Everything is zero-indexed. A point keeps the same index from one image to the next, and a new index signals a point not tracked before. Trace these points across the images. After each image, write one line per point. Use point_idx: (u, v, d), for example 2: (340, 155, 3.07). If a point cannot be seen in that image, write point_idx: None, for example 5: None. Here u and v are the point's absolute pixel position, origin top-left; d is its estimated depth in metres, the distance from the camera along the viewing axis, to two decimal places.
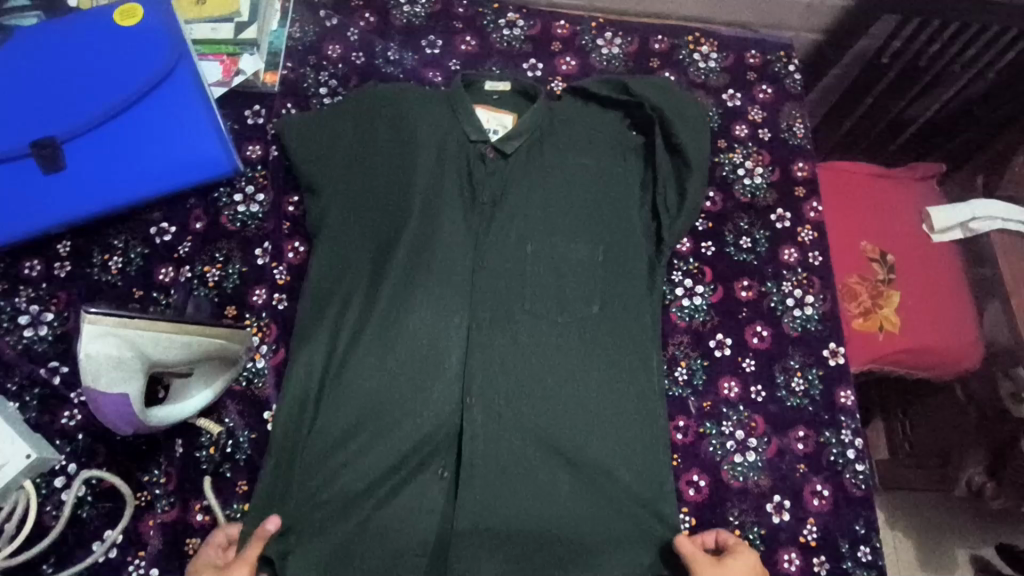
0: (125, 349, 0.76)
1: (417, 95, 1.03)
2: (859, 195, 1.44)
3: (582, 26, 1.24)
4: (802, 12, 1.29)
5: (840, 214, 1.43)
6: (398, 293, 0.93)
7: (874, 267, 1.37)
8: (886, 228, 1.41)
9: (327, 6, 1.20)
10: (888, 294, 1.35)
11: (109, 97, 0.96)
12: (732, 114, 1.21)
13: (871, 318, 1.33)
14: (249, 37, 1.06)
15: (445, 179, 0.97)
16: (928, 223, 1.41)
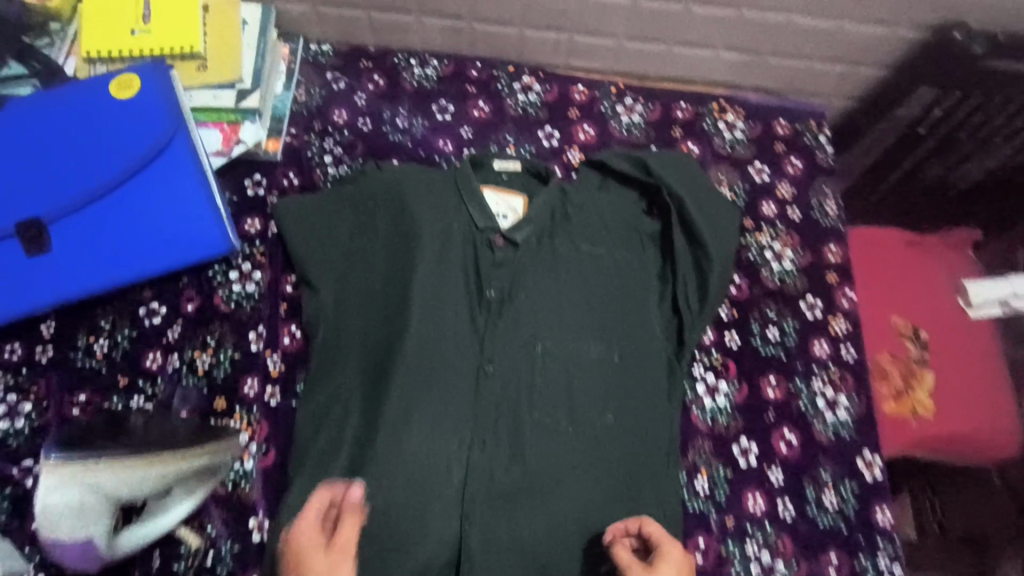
0: (86, 495, 0.75)
1: (424, 180, 1.03)
2: (894, 267, 1.35)
3: (601, 90, 1.17)
4: (835, 82, 1.18)
5: (872, 287, 1.34)
6: (407, 399, 0.91)
7: (907, 344, 1.28)
8: (919, 302, 1.32)
9: (335, 67, 1.14)
10: (921, 375, 1.26)
11: (98, 174, 0.90)
12: (760, 190, 1.14)
13: (903, 401, 1.24)
14: (252, 105, 1.01)
15: (457, 279, 0.98)
16: (964, 296, 1.30)
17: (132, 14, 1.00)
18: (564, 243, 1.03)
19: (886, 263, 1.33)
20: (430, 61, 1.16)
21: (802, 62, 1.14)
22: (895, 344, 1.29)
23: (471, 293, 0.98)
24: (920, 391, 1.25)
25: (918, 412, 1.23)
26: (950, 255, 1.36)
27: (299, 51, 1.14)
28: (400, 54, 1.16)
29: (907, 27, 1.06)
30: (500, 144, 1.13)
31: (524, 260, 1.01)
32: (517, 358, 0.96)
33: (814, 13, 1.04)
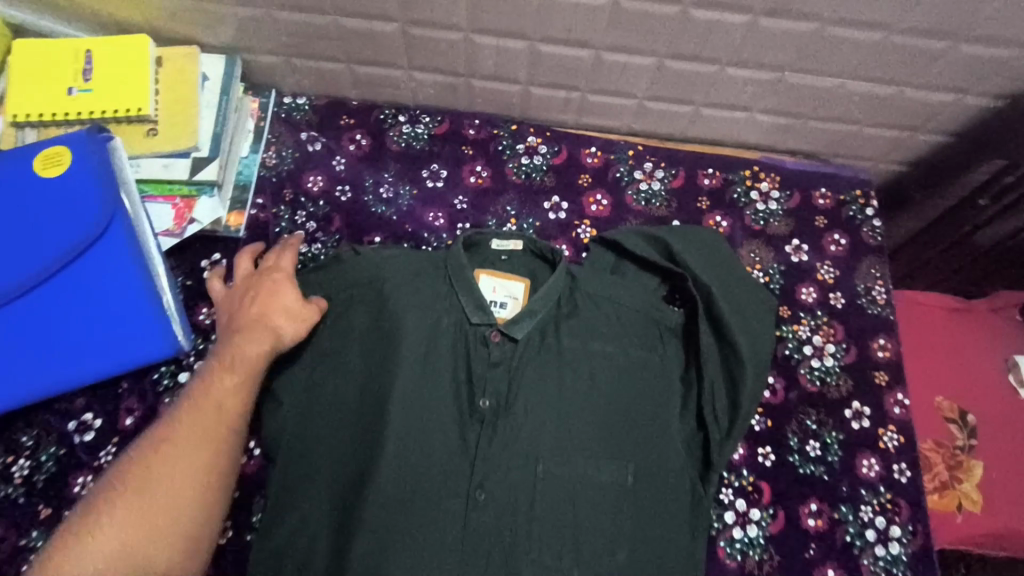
0: None
1: (409, 265, 0.89)
2: (943, 337, 1.15)
3: (617, 153, 1.03)
4: (886, 145, 1.03)
5: (917, 360, 1.14)
6: (385, 537, 0.78)
7: (951, 430, 1.08)
8: (966, 378, 1.12)
9: (312, 126, 1.00)
10: (970, 464, 1.06)
11: (19, 273, 0.76)
12: (797, 273, 1.00)
13: (947, 494, 1.05)
14: (209, 177, 0.87)
15: (444, 388, 0.84)
16: (1016, 373, 1.12)
17: (70, 71, 0.86)
18: (570, 341, 0.88)
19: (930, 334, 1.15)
20: (421, 118, 1.01)
21: (850, 125, 1.00)
22: (940, 427, 1.09)
23: (459, 404, 0.83)
24: (968, 483, 1.05)
25: (964, 508, 1.04)
26: (999, 320, 1.16)
27: (270, 105, 0.99)
28: (387, 109, 1.02)
29: (977, 94, 0.92)
30: (499, 217, 0.98)
31: (527, 366, 0.86)
32: (511, 482, 0.81)
33: (870, 78, 0.91)
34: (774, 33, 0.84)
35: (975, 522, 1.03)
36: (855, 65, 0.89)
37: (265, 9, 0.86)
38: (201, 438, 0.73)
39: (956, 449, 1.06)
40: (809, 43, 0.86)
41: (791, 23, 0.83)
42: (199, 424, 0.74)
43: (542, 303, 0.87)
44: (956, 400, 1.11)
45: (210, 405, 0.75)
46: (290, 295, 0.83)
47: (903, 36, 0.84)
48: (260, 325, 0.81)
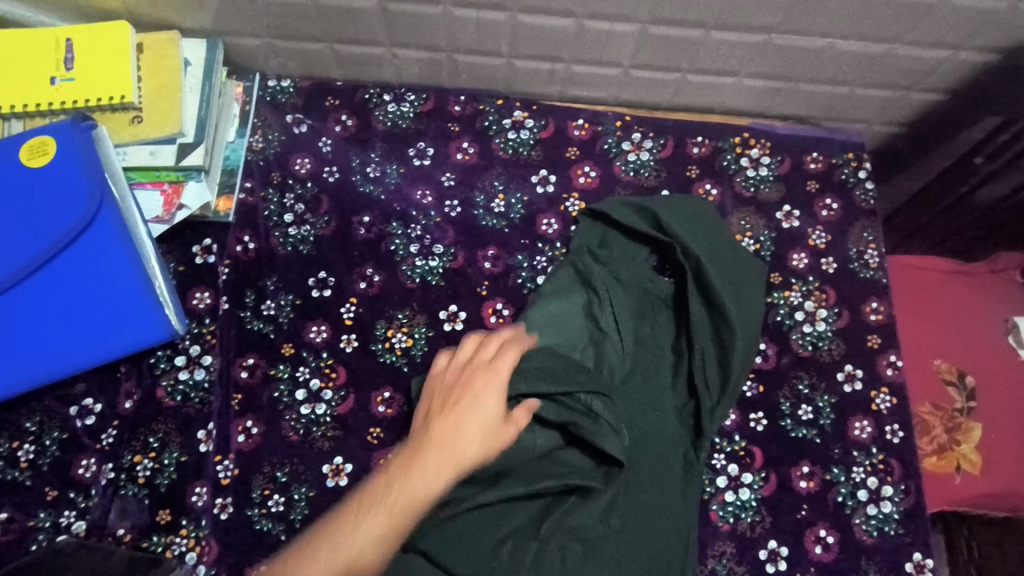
0: None
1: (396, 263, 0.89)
2: (940, 300, 1.14)
3: (605, 124, 1.02)
4: (878, 105, 1.02)
5: (915, 324, 1.13)
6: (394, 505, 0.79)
7: (949, 393, 1.08)
8: (964, 341, 1.12)
9: (297, 108, 0.99)
10: (969, 426, 1.06)
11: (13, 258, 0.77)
12: (789, 239, 0.99)
13: (946, 456, 1.05)
14: (195, 162, 0.88)
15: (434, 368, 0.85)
16: (1015, 335, 1.11)
17: (51, 61, 0.86)
18: (558, 313, 0.89)
19: (929, 298, 1.14)
20: (405, 96, 1.01)
21: (840, 87, 0.99)
22: (938, 390, 1.09)
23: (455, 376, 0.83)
24: (967, 445, 1.05)
25: (963, 468, 1.04)
26: (1000, 282, 1.15)
27: (254, 89, 0.99)
28: (371, 88, 1.01)
29: (971, 49, 0.90)
30: (488, 193, 0.98)
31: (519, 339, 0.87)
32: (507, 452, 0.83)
33: (859, 37, 0.89)
34: None
35: (973, 482, 1.04)
36: (843, 24, 0.87)
37: None
38: (359, 559, 0.67)
39: (954, 411, 1.06)
40: (796, 4, 0.84)
41: None
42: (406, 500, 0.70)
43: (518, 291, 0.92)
44: (954, 362, 1.10)
45: (372, 539, 0.68)
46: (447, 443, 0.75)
47: None
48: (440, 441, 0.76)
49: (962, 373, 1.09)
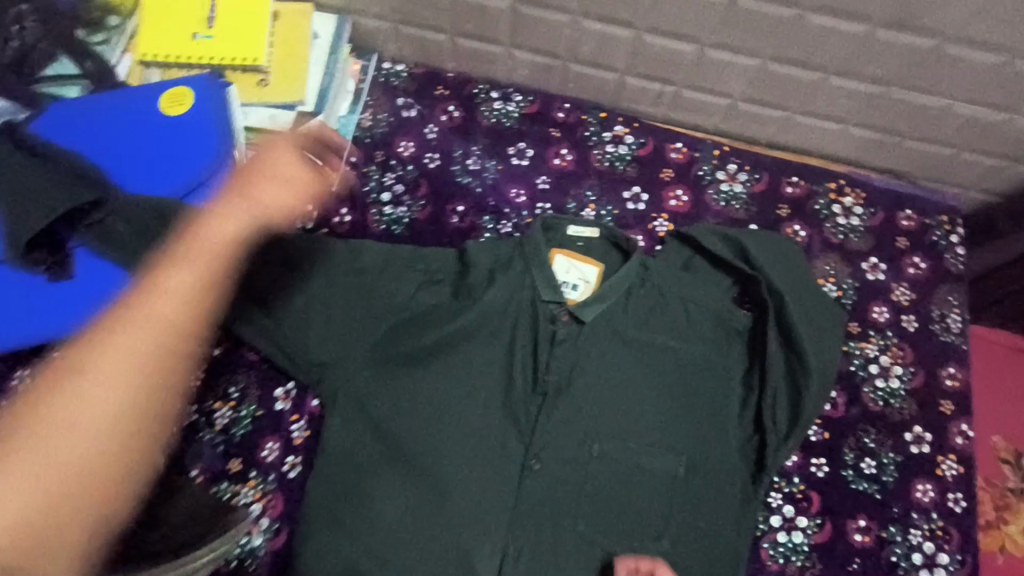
0: None
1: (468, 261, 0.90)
2: (1012, 379, 1.11)
3: (702, 151, 1.03)
4: (982, 173, 1.01)
5: (981, 398, 1.10)
6: (423, 484, 0.82)
7: (1004, 470, 1.06)
8: None
9: (408, 93, 1.03)
10: (1018, 508, 1.04)
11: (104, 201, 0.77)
12: (871, 290, 0.99)
13: (991, 533, 1.03)
14: (311, 131, 0.91)
15: (496, 373, 0.86)
16: None
17: (197, 16, 0.91)
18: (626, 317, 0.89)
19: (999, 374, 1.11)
20: (512, 96, 1.03)
21: (947, 149, 0.98)
22: (993, 467, 1.07)
23: (444, 295, 0.88)
24: (1013, 526, 1.04)
25: (1007, 549, 1.02)
26: None
27: (371, 68, 1.03)
28: (481, 84, 1.04)
29: None
30: (579, 201, 1.00)
31: (553, 299, 0.87)
32: (566, 456, 0.84)
33: (979, 102, 0.89)
34: (887, 45, 0.84)
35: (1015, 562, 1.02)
36: (966, 88, 0.88)
37: None
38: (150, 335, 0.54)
39: (1007, 490, 1.04)
40: (925, 61, 0.85)
41: (909, 37, 0.82)
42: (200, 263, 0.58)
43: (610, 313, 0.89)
44: (1013, 441, 1.08)
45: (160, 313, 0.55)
46: (276, 185, 0.65)
47: None
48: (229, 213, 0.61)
49: (1020, 453, 1.07)
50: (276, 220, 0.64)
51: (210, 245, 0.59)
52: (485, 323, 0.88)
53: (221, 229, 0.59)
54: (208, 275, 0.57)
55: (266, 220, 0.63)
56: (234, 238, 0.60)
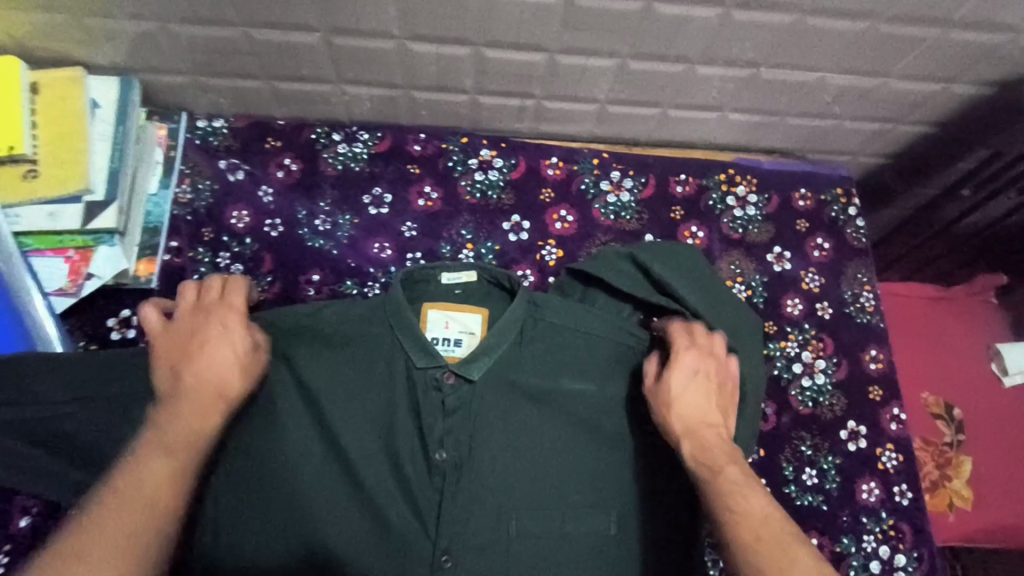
0: None
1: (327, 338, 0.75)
2: (929, 327, 1.04)
3: (581, 162, 0.93)
4: (867, 137, 0.96)
5: (904, 354, 1.03)
6: None
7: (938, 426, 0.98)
8: (950, 371, 1.01)
9: (232, 152, 0.87)
10: (960, 461, 0.96)
11: None
12: (781, 283, 0.92)
13: (938, 493, 0.95)
14: (106, 224, 0.76)
15: (383, 467, 0.73)
16: (999, 362, 1.01)
17: None
18: (524, 372, 0.77)
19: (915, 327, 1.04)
20: (357, 136, 0.90)
21: (828, 120, 0.92)
22: (926, 424, 0.98)
23: (300, 402, 0.74)
24: (958, 480, 0.95)
25: (955, 505, 0.94)
26: (983, 312, 1.06)
27: (180, 130, 0.86)
28: (318, 127, 0.90)
29: (964, 83, 0.86)
30: (454, 243, 0.88)
31: (430, 365, 0.75)
32: (482, 545, 0.71)
33: (851, 70, 0.83)
34: (745, 26, 0.76)
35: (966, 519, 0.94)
36: (836, 58, 0.81)
37: (158, 22, 0.74)
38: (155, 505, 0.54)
39: (945, 446, 0.96)
40: (788, 37, 0.78)
41: (765, 14, 0.74)
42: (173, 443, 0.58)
43: (501, 368, 0.77)
44: (942, 394, 1.00)
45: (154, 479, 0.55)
46: (238, 335, 0.65)
47: (890, 25, 0.76)
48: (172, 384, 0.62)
49: (950, 404, 0.99)
50: (231, 390, 0.63)
51: (183, 434, 0.59)
52: (360, 411, 0.75)
53: (202, 413, 0.61)
54: (179, 450, 0.58)
55: (213, 387, 0.62)
56: (217, 426, 0.62)
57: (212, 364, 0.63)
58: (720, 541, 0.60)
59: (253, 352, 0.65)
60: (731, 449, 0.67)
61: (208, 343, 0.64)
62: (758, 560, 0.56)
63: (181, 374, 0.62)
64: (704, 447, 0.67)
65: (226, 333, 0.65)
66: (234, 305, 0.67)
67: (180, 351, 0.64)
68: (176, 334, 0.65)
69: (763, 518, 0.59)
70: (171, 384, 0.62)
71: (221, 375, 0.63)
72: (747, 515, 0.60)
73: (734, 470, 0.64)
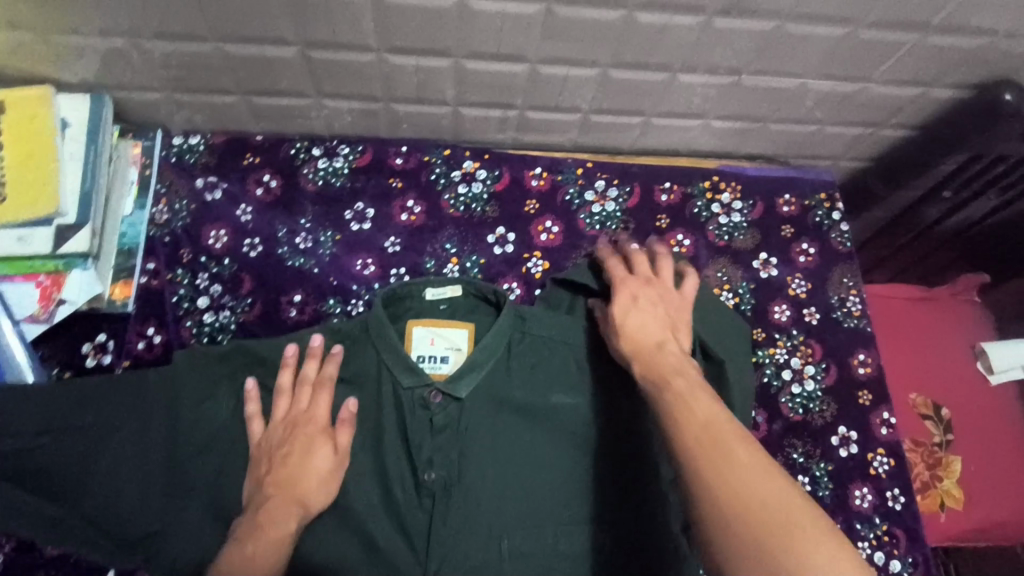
0: None
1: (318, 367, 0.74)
2: (914, 325, 1.04)
3: (565, 172, 0.92)
4: (849, 141, 0.96)
5: (891, 355, 1.02)
6: None
7: (927, 426, 0.98)
8: (937, 370, 1.02)
9: (209, 169, 0.85)
10: (950, 461, 0.96)
11: None
12: (768, 290, 0.92)
13: (929, 494, 0.94)
14: (77, 248, 0.74)
15: (371, 489, 0.72)
16: (983, 360, 1.02)
17: None
18: (512, 386, 0.76)
19: (901, 326, 1.04)
20: (337, 151, 0.88)
21: (810, 126, 0.93)
22: (915, 425, 0.98)
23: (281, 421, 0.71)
24: (949, 480, 0.95)
25: (947, 506, 0.94)
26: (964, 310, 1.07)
27: (155, 148, 0.84)
28: (297, 142, 0.88)
29: (942, 86, 0.86)
30: (438, 257, 0.86)
31: (417, 383, 0.73)
32: (474, 566, 0.70)
33: (831, 76, 0.84)
34: (725, 33, 0.75)
35: (957, 518, 0.94)
36: (817, 64, 0.81)
37: (128, 38, 0.72)
38: None
39: (936, 446, 0.95)
40: (770, 44, 0.78)
41: (746, 21, 0.74)
42: (262, 546, 0.62)
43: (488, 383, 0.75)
44: (930, 394, 1.00)
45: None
46: (326, 446, 0.70)
47: (869, 31, 0.77)
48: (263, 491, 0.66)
49: (938, 404, 0.99)
50: (316, 497, 0.68)
51: (269, 537, 0.63)
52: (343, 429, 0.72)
53: (281, 517, 0.65)
54: (267, 551, 0.62)
55: (292, 491, 0.67)
56: (289, 532, 0.64)
57: (304, 474, 0.68)
58: (667, 442, 0.57)
59: (338, 459, 0.70)
60: (684, 364, 0.64)
61: (295, 452, 0.69)
62: (693, 459, 0.53)
63: (274, 482, 0.67)
64: (654, 364, 0.64)
65: (316, 442, 0.70)
66: (322, 416, 0.71)
67: (271, 457, 0.69)
68: (269, 441, 0.70)
69: (706, 419, 0.55)
70: (264, 486, 0.67)
71: (311, 483, 0.68)
72: (690, 418, 0.56)
73: (684, 379, 0.61)
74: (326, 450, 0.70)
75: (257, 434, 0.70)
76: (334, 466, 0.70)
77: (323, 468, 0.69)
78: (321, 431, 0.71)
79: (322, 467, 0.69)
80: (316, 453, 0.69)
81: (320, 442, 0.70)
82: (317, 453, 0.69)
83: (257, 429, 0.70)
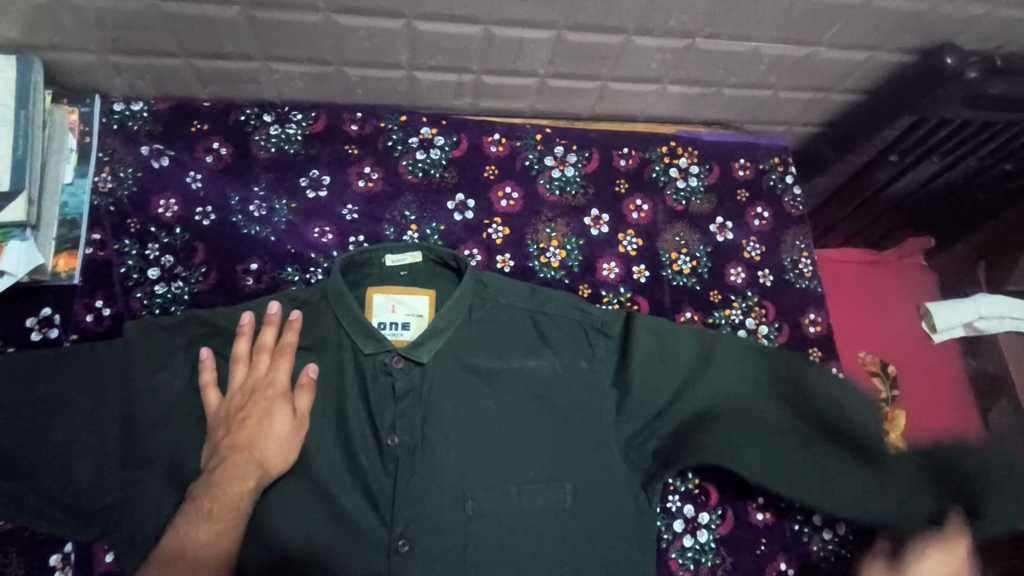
0: None
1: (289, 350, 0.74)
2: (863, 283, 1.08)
3: (524, 139, 0.92)
4: (801, 107, 0.98)
5: (841, 315, 1.06)
6: None
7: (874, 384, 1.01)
8: (883, 329, 1.06)
9: (154, 137, 0.82)
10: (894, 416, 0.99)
11: None
12: (724, 253, 0.94)
13: None
14: (14, 217, 0.70)
15: (334, 454, 0.72)
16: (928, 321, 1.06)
17: None
18: (473, 352, 0.77)
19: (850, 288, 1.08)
20: (289, 117, 0.86)
21: (764, 91, 0.94)
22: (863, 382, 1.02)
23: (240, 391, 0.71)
24: None
25: None
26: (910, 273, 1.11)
27: (94, 114, 0.81)
28: (247, 108, 0.85)
29: (888, 50, 0.89)
30: (397, 225, 0.85)
31: (378, 350, 0.73)
32: (439, 527, 0.71)
33: (783, 40, 0.85)
34: None
35: None
36: (769, 27, 0.83)
37: None
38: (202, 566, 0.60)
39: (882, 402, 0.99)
40: (723, 7, 0.79)
41: None
42: (220, 511, 0.63)
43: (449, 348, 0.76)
44: (876, 353, 1.04)
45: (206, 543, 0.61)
46: (283, 409, 0.70)
47: None
48: (220, 454, 0.67)
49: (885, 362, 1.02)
50: (275, 460, 0.68)
51: (226, 502, 0.64)
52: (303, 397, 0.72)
53: (237, 476, 0.65)
54: (224, 517, 0.63)
55: (250, 452, 0.67)
56: (249, 493, 0.65)
57: (264, 438, 0.68)
58: None
59: (298, 422, 0.71)
60: None
61: (254, 417, 0.69)
62: None
63: (231, 444, 0.67)
64: None
65: (273, 407, 0.70)
66: (281, 380, 0.71)
67: (228, 421, 0.69)
68: (226, 406, 0.69)
69: None
70: (220, 449, 0.67)
71: (269, 446, 0.68)
72: None
73: None
74: (286, 416, 0.70)
75: (213, 398, 0.69)
76: (292, 429, 0.70)
77: (281, 431, 0.69)
78: (278, 395, 0.71)
79: (280, 431, 0.69)
80: (274, 417, 0.69)
81: (278, 406, 0.70)
82: (276, 418, 0.70)
83: (213, 393, 0.70)
